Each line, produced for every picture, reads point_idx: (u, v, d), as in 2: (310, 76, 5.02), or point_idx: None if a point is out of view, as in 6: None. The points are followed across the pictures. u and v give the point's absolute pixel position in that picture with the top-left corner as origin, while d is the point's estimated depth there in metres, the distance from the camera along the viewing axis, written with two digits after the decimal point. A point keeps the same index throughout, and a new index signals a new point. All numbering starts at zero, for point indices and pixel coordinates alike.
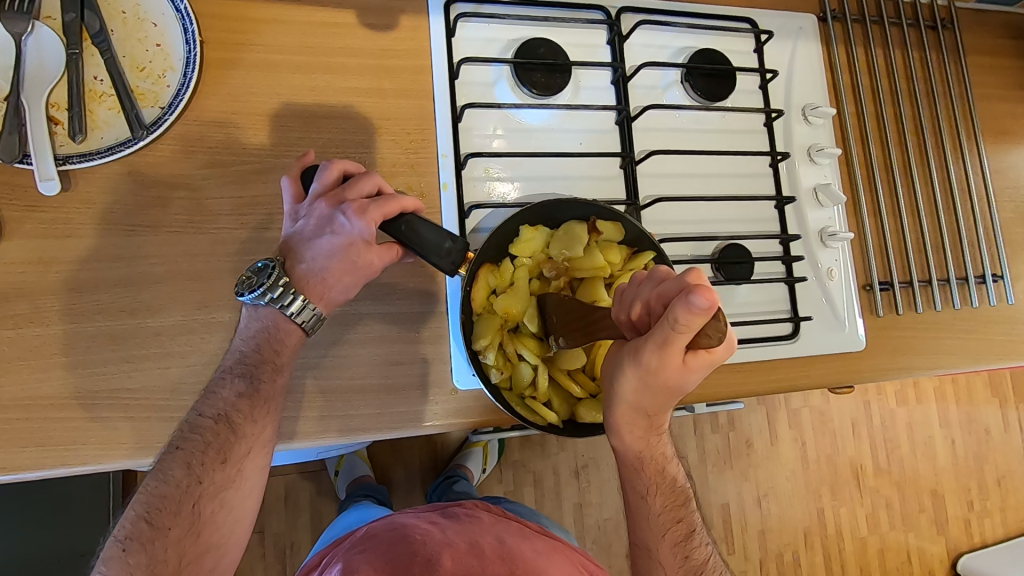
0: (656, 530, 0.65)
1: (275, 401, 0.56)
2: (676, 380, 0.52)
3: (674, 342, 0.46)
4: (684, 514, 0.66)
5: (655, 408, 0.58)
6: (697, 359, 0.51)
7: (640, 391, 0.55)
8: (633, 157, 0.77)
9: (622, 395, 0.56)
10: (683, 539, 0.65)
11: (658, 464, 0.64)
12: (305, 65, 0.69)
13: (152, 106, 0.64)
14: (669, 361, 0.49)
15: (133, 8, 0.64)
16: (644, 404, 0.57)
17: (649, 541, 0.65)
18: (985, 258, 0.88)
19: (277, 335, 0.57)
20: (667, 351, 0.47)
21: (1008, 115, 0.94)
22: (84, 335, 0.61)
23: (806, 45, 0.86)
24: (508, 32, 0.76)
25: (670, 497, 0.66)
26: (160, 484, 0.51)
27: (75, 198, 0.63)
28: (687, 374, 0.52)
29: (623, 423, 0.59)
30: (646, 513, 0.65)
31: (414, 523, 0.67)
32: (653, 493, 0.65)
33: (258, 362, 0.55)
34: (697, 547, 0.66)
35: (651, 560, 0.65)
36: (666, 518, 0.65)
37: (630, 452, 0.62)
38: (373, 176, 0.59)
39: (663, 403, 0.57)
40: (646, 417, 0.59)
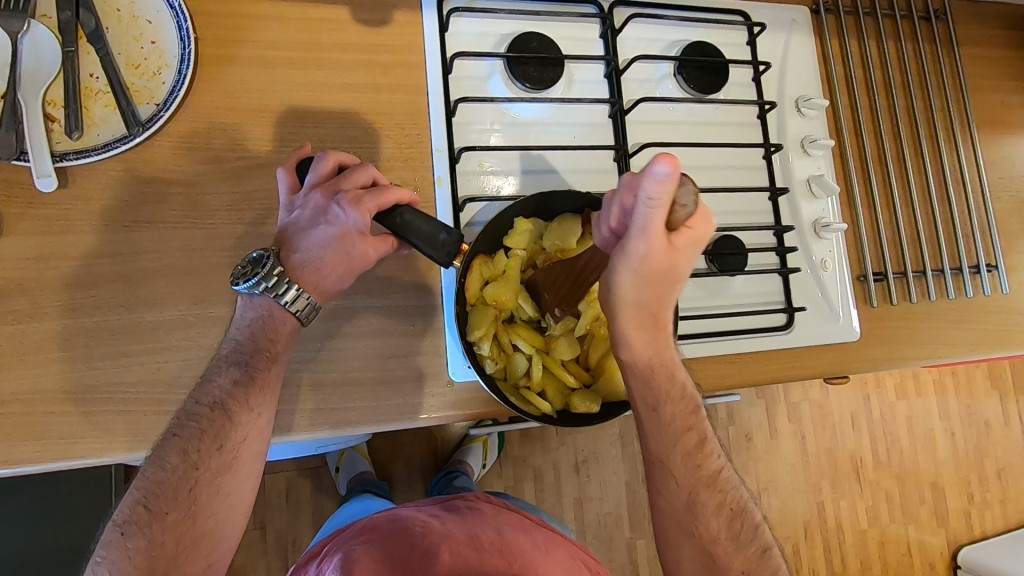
0: (669, 441, 0.62)
1: (270, 388, 0.56)
2: (669, 265, 0.52)
3: (654, 225, 0.47)
4: (696, 423, 0.64)
5: (657, 303, 0.57)
6: (683, 237, 0.51)
7: (637, 286, 0.54)
8: (627, 150, 0.77)
9: (621, 293, 0.55)
10: (696, 449, 0.63)
11: (669, 371, 0.61)
12: (299, 61, 0.70)
13: (148, 103, 0.65)
14: (657, 245, 0.50)
15: (128, 6, 0.65)
16: (645, 301, 0.56)
17: (662, 452, 0.62)
18: (980, 248, 0.88)
19: (271, 324, 0.57)
20: (652, 235, 0.48)
21: (1003, 106, 0.95)
22: (83, 331, 0.62)
23: (800, 37, 0.87)
24: (501, 27, 0.76)
25: (681, 406, 0.63)
26: (157, 470, 0.52)
27: (72, 195, 0.63)
28: (678, 256, 0.52)
29: (628, 323, 0.58)
30: (656, 425, 0.62)
31: (413, 515, 0.67)
32: (664, 402, 0.62)
33: (254, 351, 0.56)
34: (709, 456, 0.64)
35: (664, 471, 0.62)
36: (677, 427, 0.63)
37: (638, 358, 0.60)
38: (368, 167, 0.59)
39: (663, 296, 0.56)
40: (649, 314, 0.58)
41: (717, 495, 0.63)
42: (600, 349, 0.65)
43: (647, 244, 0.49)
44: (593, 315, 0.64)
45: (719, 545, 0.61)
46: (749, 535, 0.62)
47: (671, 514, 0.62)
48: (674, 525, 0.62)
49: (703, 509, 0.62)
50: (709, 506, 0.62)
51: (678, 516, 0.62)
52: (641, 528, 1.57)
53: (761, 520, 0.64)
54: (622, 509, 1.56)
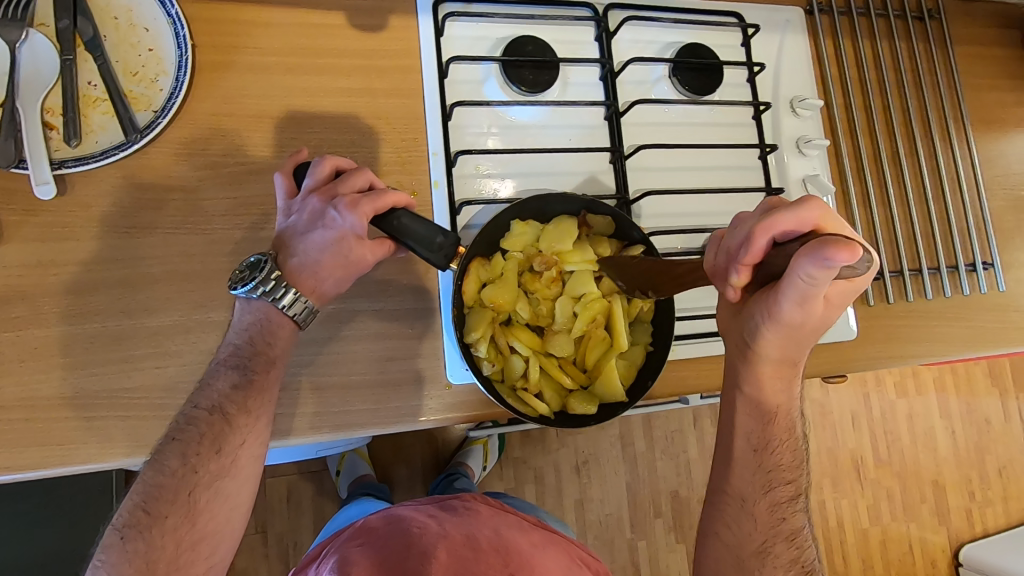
0: (759, 484, 0.62)
1: (268, 392, 0.57)
2: (821, 321, 0.53)
3: (811, 293, 0.47)
4: (795, 476, 0.63)
5: (797, 354, 0.57)
6: (838, 290, 0.51)
7: (783, 344, 0.55)
8: (623, 152, 0.77)
9: (764, 351, 0.56)
10: (785, 501, 0.63)
11: (788, 422, 0.62)
12: (295, 67, 0.70)
13: (145, 110, 0.65)
14: (814, 308, 0.50)
15: (125, 14, 0.65)
16: (789, 355, 0.56)
17: (745, 492, 0.62)
18: (976, 246, 0.89)
19: (268, 327, 0.57)
20: (811, 302, 0.48)
21: (998, 104, 0.95)
22: (82, 336, 0.62)
23: (794, 38, 0.87)
24: (496, 31, 0.77)
25: (787, 458, 0.63)
26: (156, 474, 0.52)
27: (72, 202, 0.64)
28: (830, 311, 0.53)
29: (763, 372, 0.58)
30: (753, 466, 0.62)
31: (411, 515, 0.68)
32: (771, 449, 0.61)
33: (252, 354, 0.56)
34: (795, 512, 0.63)
35: (743, 510, 0.62)
36: (773, 475, 0.62)
37: (764, 401, 0.60)
38: (365, 171, 0.59)
39: (806, 348, 0.57)
40: (788, 366, 0.58)
41: (792, 551, 0.62)
42: (597, 352, 0.65)
43: (804, 309, 0.49)
44: (589, 316, 0.64)
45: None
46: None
47: (736, 551, 0.61)
48: (736, 563, 0.61)
49: (772, 557, 0.61)
50: (780, 558, 0.61)
51: (742, 556, 0.61)
52: (642, 529, 1.57)
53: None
54: (624, 510, 1.56)
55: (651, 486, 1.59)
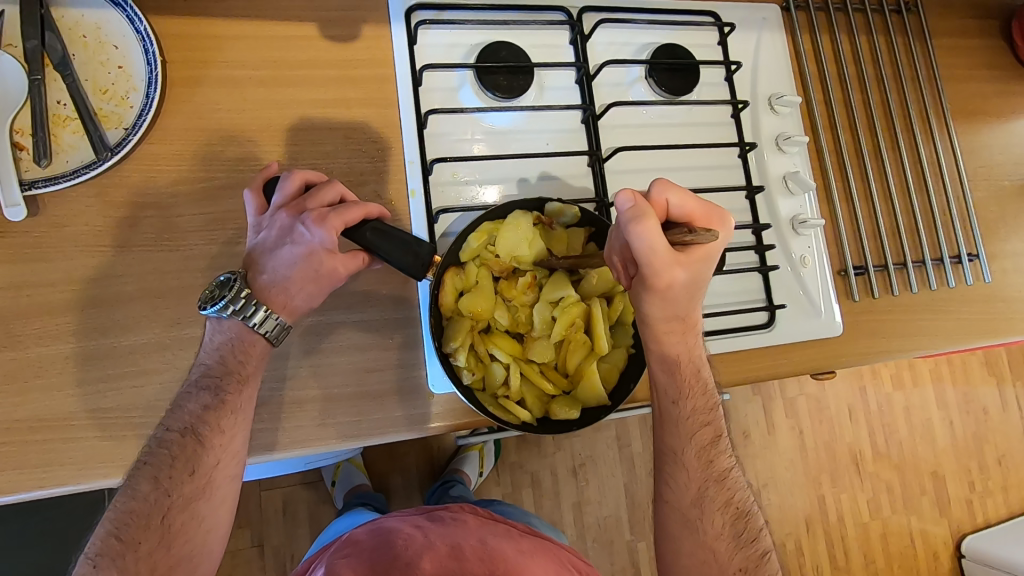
0: (684, 435, 0.64)
1: (242, 411, 0.56)
2: (691, 281, 0.56)
3: (657, 249, 0.53)
4: (713, 419, 0.65)
5: (687, 310, 0.60)
6: (700, 253, 0.56)
7: (666, 306, 0.59)
8: (601, 155, 0.77)
9: (652, 313, 0.60)
10: (709, 444, 0.64)
11: (695, 367, 0.64)
12: (268, 80, 0.70)
13: (116, 127, 0.65)
14: (676, 271, 0.55)
15: (93, 32, 0.65)
16: (677, 312, 0.60)
17: (676, 445, 0.64)
18: (960, 238, 0.89)
19: (240, 346, 0.57)
20: (661, 259, 0.54)
21: (978, 95, 0.95)
22: (58, 357, 0.62)
23: (771, 35, 0.87)
24: (470, 37, 0.77)
25: (699, 402, 0.64)
26: (129, 500, 0.51)
27: (44, 223, 0.63)
28: (700, 269, 0.56)
29: (659, 329, 0.61)
30: (675, 419, 0.64)
31: (398, 526, 0.67)
32: (686, 398, 0.63)
33: (223, 373, 0.55)
34: (721, 454, 0.65)
35: (676, 463, 0.64)
36: (695, 422, 0.64)
37: (669, 354, 0.63)
38: (334, 185, 0.59)
39: (694, 302, 0.60)
40: (681, 321, 0.61)
41: (724, 493, 0.63)
42: (579, 355, 0.64)
43: (663, 272, 0.55)
44: (568, 320, 0.63)
45: (720, 542, 0.61)
46: (752, 538, 0.62)
47: (677, 506, 0.63)
48: (680, 517, 0.62)
49: (709, 504, 0.63)
50: (716, 502, 0.63)
51: (683, 509, 0.62)
52: (641, 531, 1.56)
53: (764, 526, 0.64)
54: (622, 512, 1.56)
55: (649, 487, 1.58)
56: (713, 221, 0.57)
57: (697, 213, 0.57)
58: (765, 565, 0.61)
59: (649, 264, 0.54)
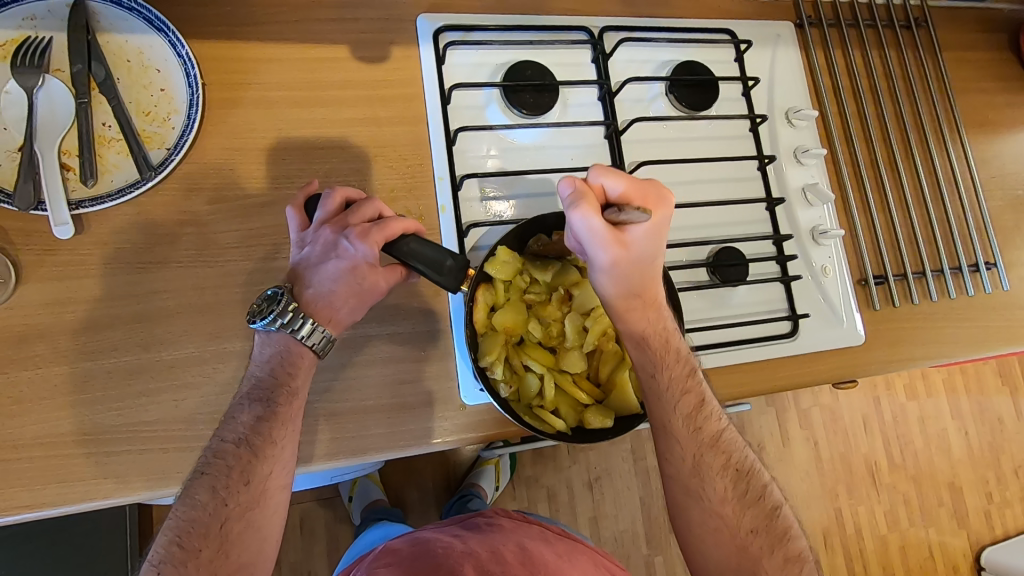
0: (668, 408, 0.62)
1: (293, 422, 0.57)
2: (634, 262, 0.57)
3: (596, 232, 0.55)
4: (693, 382, 0.63)
5: (644, 286, 0.60)
6: (640, 235, 0.56)
7: (620, 283, 0.59)
8: (624, 169, 0.79)
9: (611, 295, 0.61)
10: (696, 408, 0.63)
11: (668, 335, 0.63)
12: (303, 100, 0.72)
13: (159, 147, 0.67)
14: (618, 249, 0.56)
15: (137, 56, 0.67)
16: (633, 287, 0.59)
17: (664, 419, 0.62)
18: (978, 247, 0.90)
19: (289, 358, 0.58)
20: (599, 240, 0.55)
21: (989, 106, 0.97)
22: (100, 371, 0.63)
23: (785, 51, 0.89)
24: (495, 57, 0.79)
25: (678, 370, 0.63)
26: (188, 509, 0.51)
27: (88, 240, 0.65)
28: (643, 245, 0.57)
29: (619, 304, 0.61)
30: (657, 391, 0.62)
31: (435, 536, 0.67)
32: (663, 369, 0.62)
33: (274, 386, 0.56)
34: (710, 416, 0.63)
35: (669, 437, 0.62)
36: (678, 389, 0.62)
37: (638, 329, 0.61)
38: (374, 202, 0.61)
39: (646, 276, 0.59)
40: (643, 300, 0.61)
41: (720, 457, 0.63)
42: (610, 365, 0.66)
43: (604, 250, 0.56)
44: (600, 330, 0.64)
45: (727, 507, 0.61)
46: (757, 495, 0.62)
47: (680, 477, 0.62)
48: (684, 489, 0.62)
49: (708, 471, 0.62)
50: (714, 467, 0.62)
51: (685, 480, 0.62)
52: (658, 545, 1.55)
53: (768, 479, 0.64)
54: (639, 526, 1.55)
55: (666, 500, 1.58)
56: (658, 198, 0.57)
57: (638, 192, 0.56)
58: (775, 518, 0.62)
59: (592, 246, 0.56)
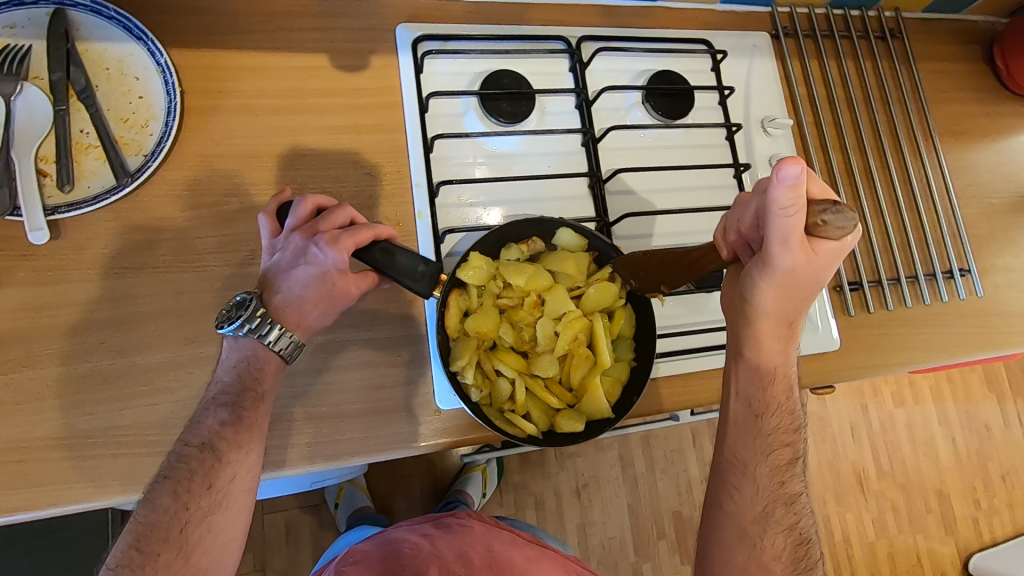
0: (760, 450, 0.60)
1: (258, 426, 0.57)
2: (812, 275, 0.50)
3: (793, 237, 0.46)
4: (793, 440, 0.61)
5: (795, 312, 0.55)
6: (827, 247, 0.49)
7: (783, 301, 0.53)
8: (601, 176, 0.80)
9: (764, 310, 0.54)
10: (784, 466, 0.61)
11: (786, 384, 0.60)
12: (281, 108, 0.73)
13: (136, 154, 0.67)
14: (805, 260, 0.49)
15: (116, 64, 0.68)
16: (786, 312, 0.55)
17: (748, 458, 0.60)
18: (951, 254, 0.91)
19: (256, 363, 0.58)
20: (795, 247, 0.47)
21: (963, 116, 0.98)
22: (74, 376, 0.63)
23: (761, 61, 0.91)
24: (473, 66, 0.80)
25: (784, 422, 0.61)
26: (148, 513, 0.51)
27: (65, 246, 0.65)
28: (824, 266, 0.50)
29: (763, 332, 0.56)
30: (754, 432, 0.60)
31: (405, 537, 0.69)
32: (770, 413, 0.60)
33: (240, 390, 0.57)
34: (794, 478, 0.61)
35: (745, 477, 0.60)
36: (773, 440, 0.60)
37: (765, 365, 0.58)
38: (345, 208, 0.61)
39: (805, 305, 0.55)
40: (786, 325, 0.56)
41: (790, 517, 0.60)
42: (581, 369, 0.66)
43: (792, 259, 0.48)
44: (571, 335, 0.65)
45: (777, 565, 0.58)
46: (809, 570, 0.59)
47: (739, 522, 0.59)
48: (738, 533, 0.59)
49: (772, 524, 0.59)
50: (779, 523, 0.59)
51: (743, 526, 0.59)
52: (646, 552, 1.55)
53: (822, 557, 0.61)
54: (627, 533, 1.55)
55: (654, 507, 1.58)
56: None
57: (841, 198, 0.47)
58: None
59: (780, 248, 0.47)
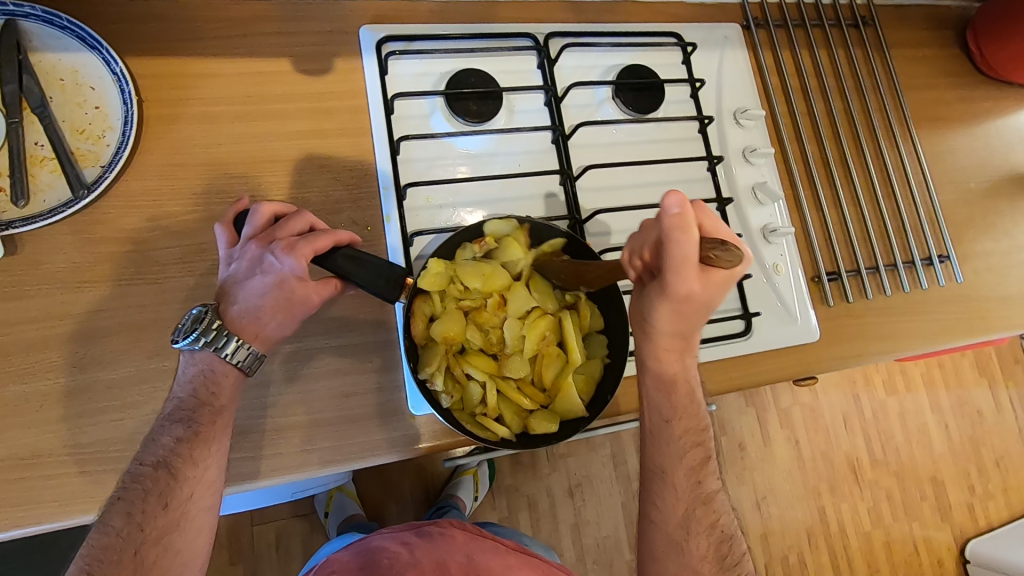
0: (674, 454, 0.62)
1: (216, 442, 0.56)
2: (705, 299, 0.52)
3: (687, 262, 0.48)
4: (704, 440, 0.63)
5: (690, 329, 0.57)
6: (718, 275, 0.51)
7: (676, 320, 0.55)
8: (572, 173, 0.79)
9: (660, 329, 0.56)
10: (700, 466, 0.62)
11: (690, 388, 0.62)
12: (244, 114, 0.72)
13: (93, 165, 0.66)
14: (698, 286, 0.51)
15: (71, 75, 0.67)
16: (681, 328, 0.57)
17: (665, 465, 0.62)
18: (930, 240, 0.90)
19: (212, 378, 0.57)
20: (689, 274, 0.49)
21: (939, 101, 0.98)
22: (35, 394, 0.62)
23: (732, 52, 0.90)
24: (439, 66, 0.79)
25: (693, 423, 0.62)
26: (101, 536, 0.50)
27: (23, 261, 0.64)
28: (715, 293, 0.52)
29: (660, 347, 0.58)
30: (667, 439, 0.62)
31: (384, 545, 0.68)
32: (680, 419, 0.61)
33: (196, 406, 0.56)
34: (710, 476, 0.63)
35: (664, 483, 0.61)
36: (686, 442, 0.62)
37: (666, 373, 0.60)
38: (304, 215, 0.61)
39: (698, 323, 0.57)
40: (683, 340, 0.58)
41: (710, 516, 0.62)
42: (553, 369, 0.65)
43: (687, 284, 0.50)
44: (538, 335, 0.64)
45: (705, 566, 0.60)
46: (734, 563, 0.61)
47: (666, 528, 0.61)
48: (667, 540, 0.60)
49: (695, 526, 0.61)
50: (702, 524, 0.61)
51: (671, 532, 0.61)
52: None
53: (745, 549, 0.63)
54: (621, 532, 1.54)
55: None
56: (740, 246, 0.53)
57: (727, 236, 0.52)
58: None
59: (677, 275, 0.49)
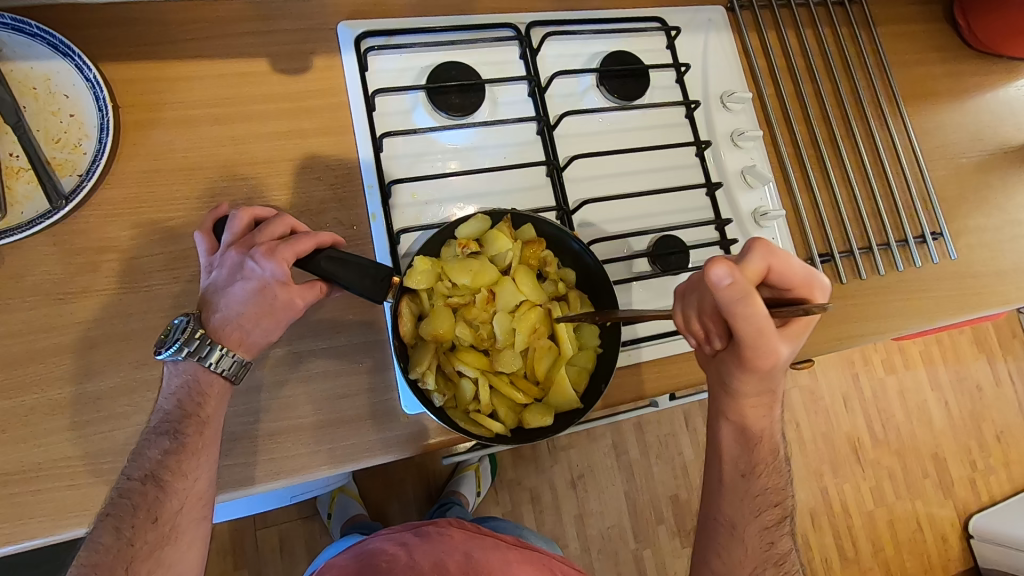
0: (747, 511, 0.62)
1: (203, 453, 0.56)
2: (789, 358, 0.53)
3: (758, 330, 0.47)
4: (780, 501, 0.64)
5: (773, 386, 0.57)
6: (795, 327, 0.52)
7: (758, 381, 0.55)
8: (559, 164, 0.78)
9: (744, 391, 0.56)
10: (773, 526, 0.63)
11: (771, 444, 0.62)
12: (223, 117, 0.71)
13: (71, 175, 0.65)
14: (781, 350, 0.50)
15: (44, 83, 0.66)
16: (767, 389, 0.57)
17: (736, 519, 0.63)
18: (922, 218, 0.90)
19: (196, 387, 0.57)
20: (766, 342, 0.48)
21: (927, 77, 0.97)
22: (22, 409, 0.61)
23: (717, 35, 0.89)
24: (419, 60, 0.78)
25: (772, 482, 0.63)
26: (91, 553, 0.50)
27: (4, 275, 0.63)
28: (794, 345, 0.52)
29: (745, 406, 0.58)
30: (742, 494, 0.62)
31: (382, 548, 0.67)
32: (757, 474, 0.62)
33: (181, 417, 0.56)
34: (783, 537, 0.64)
35: (734, 536, 0.63)
36: (762, 500, 0.63)
37: (750, 429, 0.60)
38: (283, 218, 0.60)
39: (784, 379, 0.57)
40: (768, 400, 0.58)
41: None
42: (546, 362, 0.65)
43: (769, 352, 0.50)
44: (528, 327, 0.63)
45: None
46: None
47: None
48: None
49: None
50: None
51: None
52: (646, 538, 1.55)
53: None
54: (625, 521, 1.54)
55: (650, 493, 1.57)
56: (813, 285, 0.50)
57: (796, 279, 0.49)
58: None
59: (752, 342, 0.48)
